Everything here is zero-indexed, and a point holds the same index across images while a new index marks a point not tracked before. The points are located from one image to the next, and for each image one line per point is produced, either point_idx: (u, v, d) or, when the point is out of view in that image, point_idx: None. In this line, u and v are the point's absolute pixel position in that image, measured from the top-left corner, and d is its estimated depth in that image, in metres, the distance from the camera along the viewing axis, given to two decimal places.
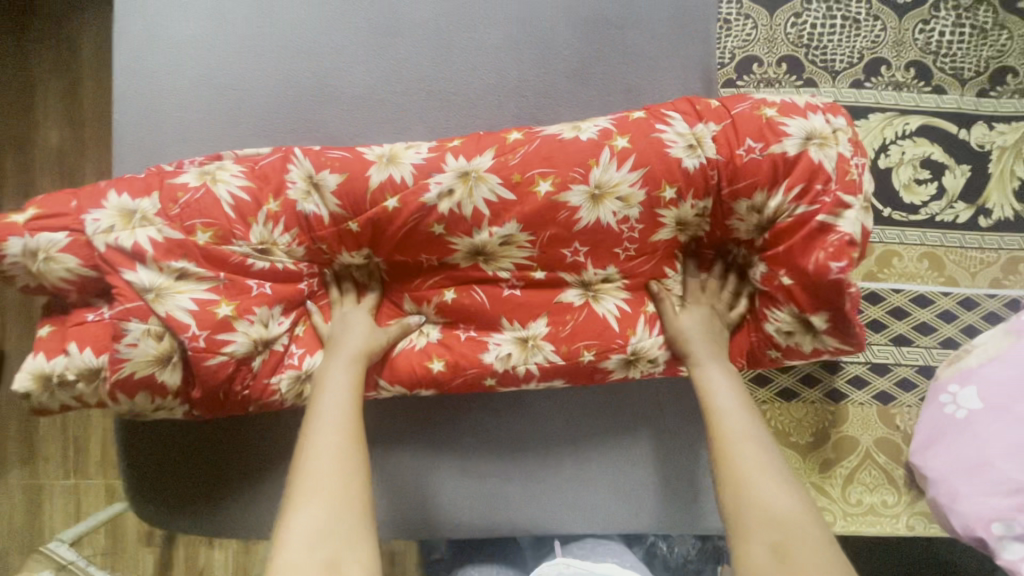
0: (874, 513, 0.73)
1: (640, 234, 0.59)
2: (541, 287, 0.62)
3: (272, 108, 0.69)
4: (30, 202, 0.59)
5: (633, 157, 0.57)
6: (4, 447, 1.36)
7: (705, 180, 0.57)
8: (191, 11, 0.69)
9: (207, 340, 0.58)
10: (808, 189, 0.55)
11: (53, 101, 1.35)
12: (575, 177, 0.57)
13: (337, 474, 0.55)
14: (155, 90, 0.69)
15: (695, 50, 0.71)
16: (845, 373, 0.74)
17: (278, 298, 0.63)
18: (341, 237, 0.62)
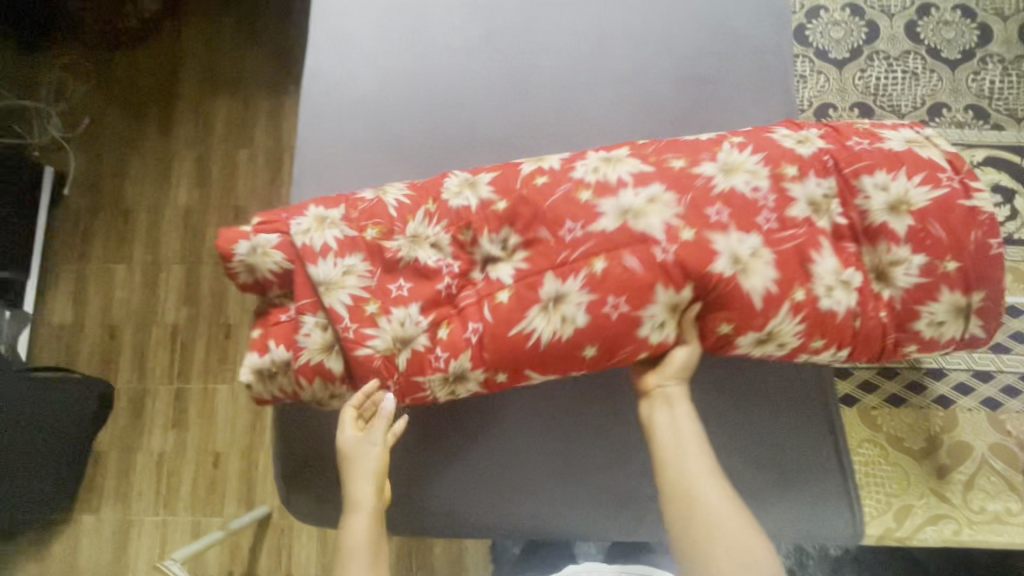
0: (1000, 521, 0.82)
1: (775, 204, 0.69)
2: (687, 250, 0.67)
3: (425, 150, 0.84)
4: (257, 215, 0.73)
5: (758, 146, 0.71)
6: (102, 483, 1.44)
7: (821, 162, 0.70)
8: (361, 76, 0.86)
9: (355, 331, 0.67)
10: (932, 174, 0.68)
11: (186, 170, 1.58)
12: (707, 158, 0.71)
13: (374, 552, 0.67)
14: (333, 139, 0.84)
15: (780, 99, 0.84)
16: (950, 379, 0.88)
17: (416, 297, 0.69)
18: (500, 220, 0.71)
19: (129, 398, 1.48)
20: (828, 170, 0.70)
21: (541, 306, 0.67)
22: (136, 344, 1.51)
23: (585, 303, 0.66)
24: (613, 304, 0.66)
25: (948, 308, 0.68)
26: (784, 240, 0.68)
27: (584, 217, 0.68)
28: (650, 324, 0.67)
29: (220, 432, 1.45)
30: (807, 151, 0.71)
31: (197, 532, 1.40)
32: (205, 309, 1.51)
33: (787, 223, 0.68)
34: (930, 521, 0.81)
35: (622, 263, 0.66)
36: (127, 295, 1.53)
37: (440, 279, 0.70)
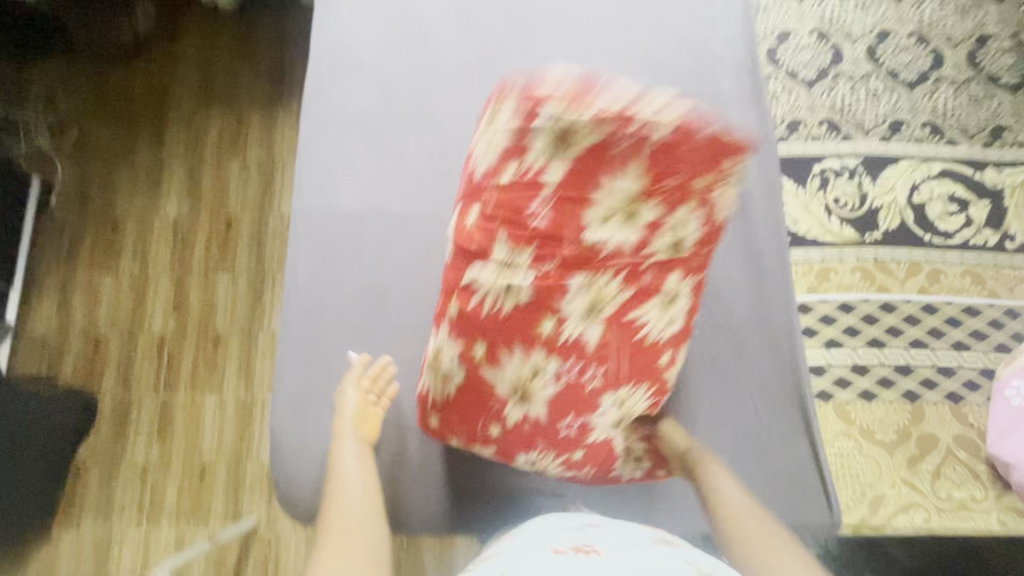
0: (965, 508, 0.89)
1: (581, 364, 0.65)
2: (569, 439, 0.71)
3: (424, 160, 0.87)
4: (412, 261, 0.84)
5: (555, 217, 0.60)
6: (83, 497, 1.41)
7: (611, 156, 0.59)
8: (361, 90, 0.90)
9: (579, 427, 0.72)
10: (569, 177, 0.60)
11: (178, 180, 1.59)
12: (534, 211, 0.61)
13: (348, 530, 0.67)
14: (333, 147, 0.88)
15: (753, 118, 0.90)
16: (916, 375, 0.93)
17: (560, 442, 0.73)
18: (519, 441, 0.72)
19: (112, 412, 1.46)
20: (621, 153, 0.58)
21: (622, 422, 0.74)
22: (121, 355, 1.49)
23: (553, 472, 0.76)
24: (582, 472, 0.76)
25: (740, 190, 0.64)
26: (613, 376, 0.67)
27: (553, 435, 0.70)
28: (620, 465, 0.78)
29: (205, 443, 1.44)
30: (582, 149, 0.59)
31: (181, 545, 1.38)
32: (193, 320, 1.51)
33: (598, 355, 0.65)
34: (900, 511, 0.89)
35: (535, 456, 0.74)
36: (114, 306, 1.52)
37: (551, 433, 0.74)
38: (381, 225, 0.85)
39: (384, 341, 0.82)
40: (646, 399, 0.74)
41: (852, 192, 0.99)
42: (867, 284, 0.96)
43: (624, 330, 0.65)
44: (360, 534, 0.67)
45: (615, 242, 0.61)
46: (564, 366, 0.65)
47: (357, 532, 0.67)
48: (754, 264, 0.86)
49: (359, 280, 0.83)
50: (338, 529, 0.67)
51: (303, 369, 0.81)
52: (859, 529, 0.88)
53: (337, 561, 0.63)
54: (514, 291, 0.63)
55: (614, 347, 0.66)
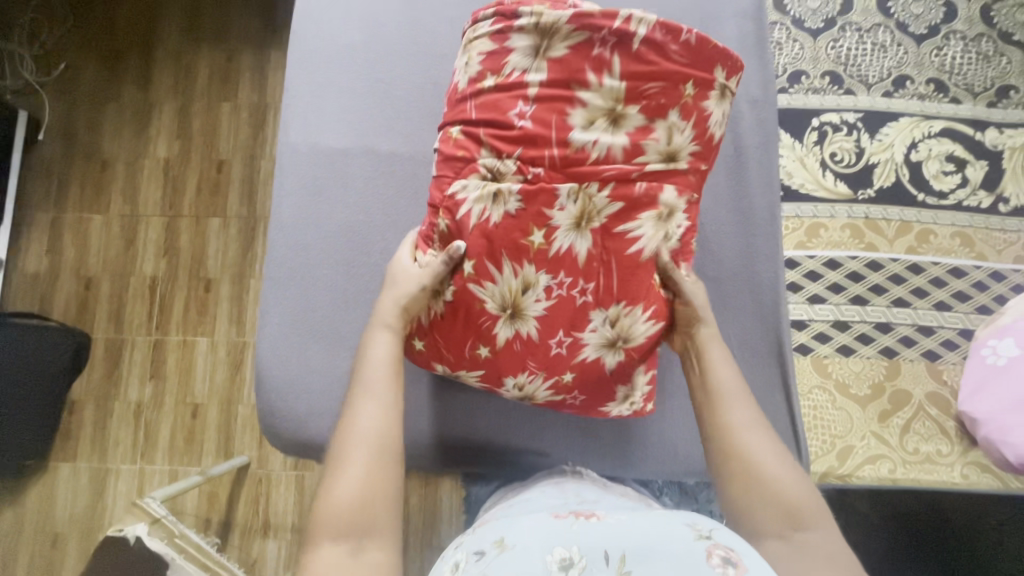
0: (930, 461, 0.92)
1: (572, 277, 0.68)
2: (560, 358, 0.71)
3: (412, 96, 0.85)
4: (404, 192, 0.84)
5: (540, 117, 0.66)
6: (79, 431, 1.45)
7: (592, 56, 0.65)
8: (351, 21, 0.87)
9: (570, 346, 0.71)
10: (564, 67, 0.65)
11: (167, 119, 1.55)
12: (519, 114, 0.66)
13: (370, 445, 0.66)
14: (319, 81, 0.85)
15: (753, 64, 0.88)
16: (896, 333, 0.94)
17: (549, 365, 0.72)
18: (504, 365, 0.72)
19: (105, 350, 1.48)
20: (601, 53, 0.65)
21: (613, 347, 0.72)
22: (113, 294, 1.50)
23: (542, 398, 0.75)
24: (570, 397, 0.75)
25: (724, 108, 0.70)
26: (606, 292, 0.69)
27: (540, 354, 0.71)
28: (613, 403, 0.77)
29: (197, 383, 1.46)
30: (564, 45, 0.65)
31: (173, 479, 1.42)
32: (184, 262, 1.50)
33: (589, 269, 0.68)
34: (869, 461, 0.91)
35: (523, 379, 0.73)
36: (105, 246, 1.52)
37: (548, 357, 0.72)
38: (368, 162, 0.84)
39: (368, 279, 0.82)
40: (646, 324, 0.71)
41: (849, 148, 0.98)
42: (856, 241, 0.96)
43: (616, 241, 0.67)
44: (382, 452, 0.66)
45: (606, 145, 0.66)
46: (555, 278, 0.68)
47: (378, 446, 0.66)
48: (744, 214, 0.85)
49: (344, 216, 0.83)
50: (360, 429, 0.67)
51: (288, 302, 0.81)
52: (826, 477, 0.90)
53: (353, 465, 0.65)
54: (502, 199, 0.67)
55: (604, 261, 0.68)
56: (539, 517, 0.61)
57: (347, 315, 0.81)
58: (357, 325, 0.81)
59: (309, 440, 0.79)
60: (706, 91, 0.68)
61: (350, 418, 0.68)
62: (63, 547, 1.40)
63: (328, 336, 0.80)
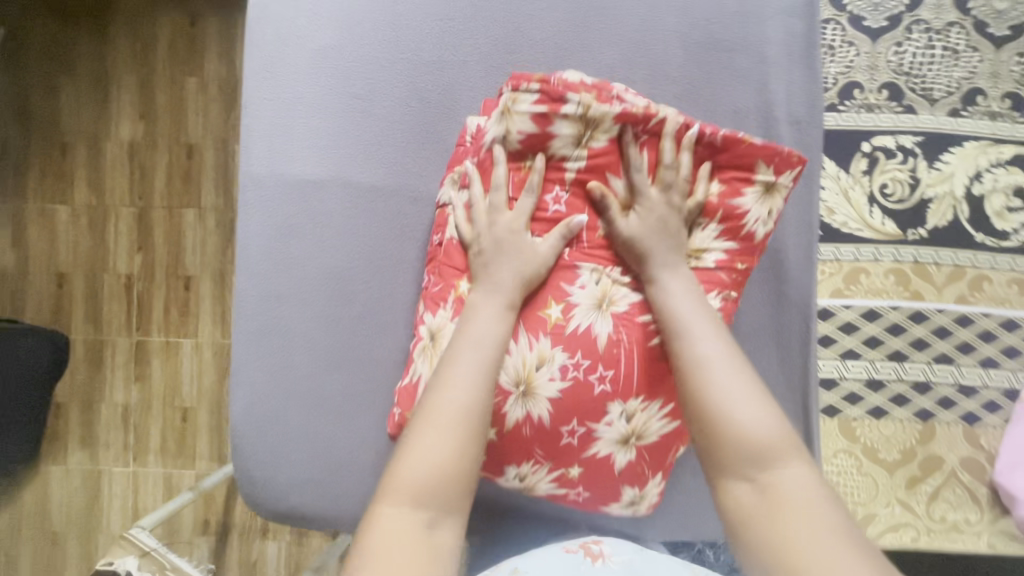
0: (957, 530, 0.90)
1: (590, 361, 0.65)
2: (569, 449, 0.67)
3: (396, 117, 0.72)
4: (389, 233, 0.73)
5: (575, 203, 0.68)
6: (67, 432, 1.42)
7: (625, 152, 0.66)
8: (320, 21, 0.72)
9: (580, 436, 0.67)
10: (600, 155, 0.66)
11: (128, 97, 1.39)
12: (554, 198, 0.68)
13: (460, 421, 0.59)
14: (284, 96, 0.72)
15: (800, 75, 0.73)
16: (936, 392, 0.92)
17: (556, 454, 0.68)
18: (511, 450, 0.68)
19: (85, 350, 1.41)
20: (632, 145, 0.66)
21: (626, 438, 0.68)
22: (87, 291, 1.41)
23: (544, 491, 0.70)
24: (574, 492, 0.70)
25: (764, 207, 0.68)
26: (626, 383, 0.66)
27: (547, 438, 0.67)
28: (616, 506, 0.71)
29: (184, 386, 1.40)
30: (602, 138, 0.66)
31: (169, 481, 1.40)
32: (160, 258, 1.40)
33: (609, 354, 0.65)
34: (890, 529, 0.90)
35: (526, 469, 0.69)
36: (73, 238, 1.41)
37: (558, 444, 0.67)
38: (345, 198, 0.72)
39: (351, 336, 0.73)
40: (662, 424, 0.68)
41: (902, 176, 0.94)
42: (901, 288, 0.93)
43: (639, 328, 0.66)
44: (469, 434, 0.59)
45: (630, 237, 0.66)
46: (572, 358, 0.65)
47: (474, 424, 0.60)
48: (775, 271, 0.75)
49: (321, 263, 0.72)
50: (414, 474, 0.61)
51: (262, 361, 0.72)
52: None
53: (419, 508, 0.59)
54: None
55: (622, 348, 0.66)
56: (548, 550, 0.58)
57: (329, 376, 0.73)
58: (340, 388, 0.73)
59: (292, 511, 0.73)
60: (736, 189, 0.68)
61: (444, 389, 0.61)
62: (63, 545, 1.41)
63: (309, 400, 0.72)
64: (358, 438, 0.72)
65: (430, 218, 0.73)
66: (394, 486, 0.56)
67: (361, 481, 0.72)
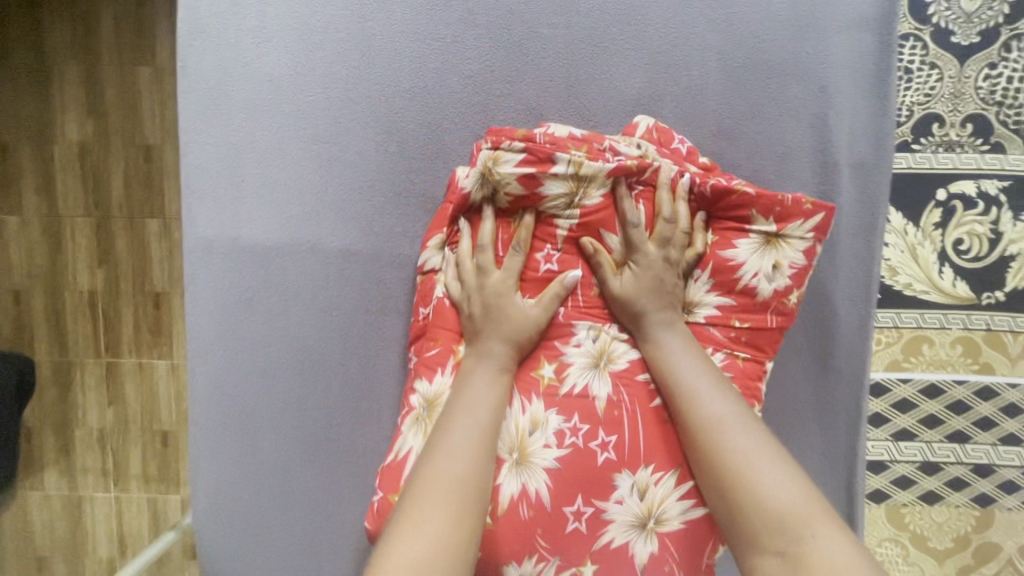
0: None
1: (590, 426, 0.50)
2: (577, 538, 0.50)
3: (370, 164, 0.59)
4: (366, 305, 0.61)
5: (569, 262, 0.56)
6: (42, 456, 1.34)
7: (619, 206, 0.55)
8: (272, 44, 0.58)
9: (587, 521, 0.50)
10: (592, 212, 0.54)
11: (72, 90, 1.22)
12: (545, 256, 0.56)
13: (462, 494, 0.45)
14: (232, 141, 0.58)
15: (865, 105, 0.60)
16: None
17: (558, 549, 0.49)
18: (500, 543, 0.49)
19: (53, 373, 1.31)
20: (626, 197, 0.54)
21: (646, 525, 0.50)
22: (48, 310, 1.29)
23: None
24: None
25: (770, 259, 0.55)
26: (633, 449, 0.51)
27: (546, 525, 0.49)
28: None
29: (162, 409, 1.31)
30: (596, 194, 0.54)
31: (154, 507, 1.33)
32: (125, 273, 1.27)
33: (610, 418, 0.51)
34: None
35: (526, 570, 0.49)
36: (27, 252, 1.28)
37: (562, 532, 0.49)
38: (312, 265, 0.60)
39: (324, 425, 0.62)
40: (686, 506, 0.51)
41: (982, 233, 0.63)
42: (968, 362, 0.64)
43: (640, 389, 0.53)
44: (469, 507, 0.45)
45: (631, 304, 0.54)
46: (568, 421, 0.51)
47: (477, 498, 0.46)
48: (824, 342, 0.64)
49: (285, 341, 0.61)
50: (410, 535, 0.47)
51: (222, 454, 0.62)
52: None
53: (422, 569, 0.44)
54: None
55: (628, 410, 0.52)
56: None
57: (301, 471, 0.62)
58: (315, 485, 0.62)
59: None
60: (728, 240, 0.56)
61: (438, 455, 0.48)
62: (49, 569, 1.36)
63: (279, 497, 0.62)
64: (338, 539, 0.63)
65: (412, 284, 0.61)
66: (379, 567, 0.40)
67: None
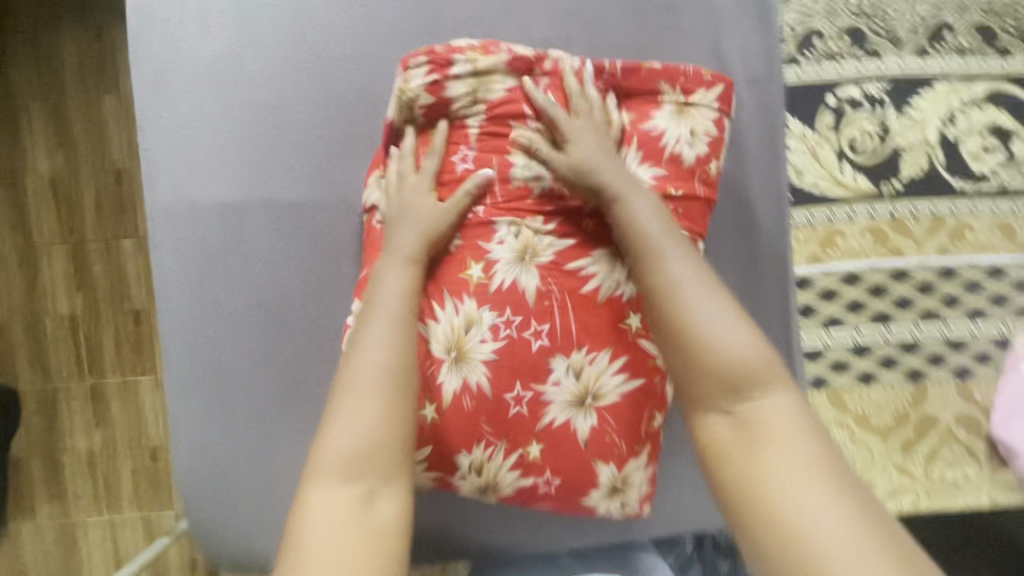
0: (956, 487, 0.82)
1: (522, 317, 0.57)
2: (521, 420, 0.57)
3: (312, 123, 0.65)
4: (321, 252, 0.65)
5: (484, 157, 0.60)
6: (31, 490, 1.33)
7: (527, 95, 0.60)
8: (213, 26, 0.64)
9: (529, 403, 0.57)
10: (504, 104, 0.60)
11: (39, 126, 1.27)
12: (461, 157, 0.61)
13: (382, 380, 0.52)
14: (184, 116, 0.64)
15: (749, 28, 0.67)
16: (924, 352, 0.83)
17: (505, 432, 0.57)
18: (451, 433, 0.57)
19: (37, 402, 1.32)
20: (530, 90, 0.60)
21: (579, 399, 0.58)
22: (29, 341, 1.31)
23: (508, 484, 0.59)
24: (543, 482, 0.59)
25: (686, 126, 0.62)
26: (564, 333, 0.58)
27: (491, 409, 0.57)
28: (596, 495, 0.61)
29: (150, 426, 1.33)
30: (500, 89, 0.60)
31: (149, 528, 1.33)
32: (103, 295, 1.30)
33: (541, 308, 0.57)
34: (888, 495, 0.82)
35: (479, 454, 0.58)
36: (4, 285, 1.30)
37: (507, 415, 0.57)
38: (267, 221, 0.65)
39: (293, 370, 0.66)
40: (617, 379, 0.59)
41: (870, 131, 0.82)
42: (877, 248, 0.82)
43: (565, 278, 0.58)
44: (394, 394, 0.52)
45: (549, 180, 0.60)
46: (502, 316, 0.57)
47: (392, 386, 0.52)
48: (745, 245, 0.69)
49: (249, 295, 0.65)
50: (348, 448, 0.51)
51: (200, 409, 0.66)
52: None
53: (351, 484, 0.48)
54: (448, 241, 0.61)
55: (556, 299, 0.58)
56: None
57: (275, 417, 0.66)
58: (290, 429, 0.66)
59: (258, 564, 0.68)
60: (644, 114, 0.63)
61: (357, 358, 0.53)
62: None
63: (256, 443, 0.66)
64: None
65: (360, 226, 0.66)
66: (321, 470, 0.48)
67: None
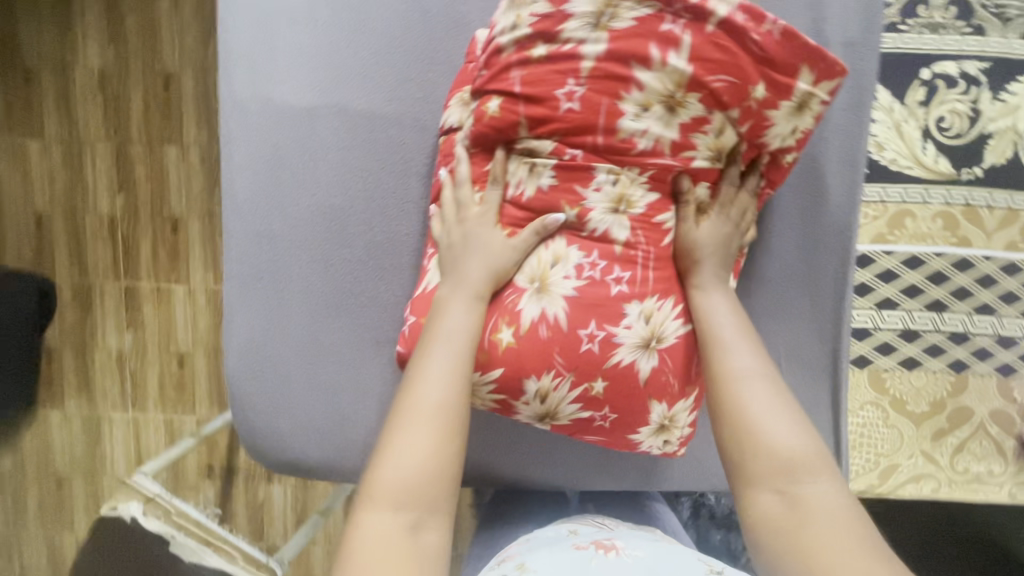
0: (979, 481, 0.88)
1: (607, 263, 0.56)
2: (589, 358, 0.55)
3: (397, 31, 0.63)
4: (390, 165, 0.65)
5: (592, 95, 0.53)
6: (61, 379, 1.38)
7: (660, 31, 0.52)
8: None
9: (601, 343, 0.55)
10: (633, 37, 0.52)
11: (94, 18, 1.26)
12: (568, 90, 0.53)
13: (439, 416, 0.54)
14: (269, 9, 0.63)
15: None
16: (972, 344, 0.87)
17: (572, 367, 0.55)
18: (519, 362, 0.56)
19: (73, 295, 1.35)
20: (671, 28, 0.51)
21: (648, 346, 0.57)
22: (69, 236, 1.33)
23: (566, 414, 0.59)
24: (600, 416, 0.59)
25: (793, 124, 0.56)
26: (643, 283, 0.57)
27: (565, 348, 0.55)
28: (646, 434, 0.61)
29: (180, 332, 1.36)
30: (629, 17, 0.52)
31: (171, 428, 1.38)
32: (144, 199, 1.31)
33: (626, 256, 0.56)
34: (911, 480, 0.88)
35: (546, 383, 0.56)
36: (48, 176, 1.31)
37: (577, 353, 0.55)
38: (340, 127, 0.64)
39: (349, 281, 0.67)
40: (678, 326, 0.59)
41: (962, 110, 0.84)
42: (947, 236, 0.85)
43: (653, 227, 0.57)
44: (451, 428, 0.54)
45: (656, 137, 0.54)
46: (588, 257, 0.56)
47: (454, 421, 0.54)
48: (814, 213, 0.68)
49: (314, 201, 0.65)
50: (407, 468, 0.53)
51: (255, 307, 0.67)
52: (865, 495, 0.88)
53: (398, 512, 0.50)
54: (538, 170, 0.56)
55: (642, 252, 0.57)
56: (558, 549, 0.55)
57: (327, 324, 0.67)
58: (340, 337, 0.67)
59: (295, 462, 0.70)
60: (775, 98, 0.54)
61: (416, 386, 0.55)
62: (68, 490, 1.40)
63: (305, 346, 0.67)
64: (361, 389, 0.68)
65: (433, 148, 0.65)
66: (377, 491, 0.51)
67: (364, 435, 0.69)
